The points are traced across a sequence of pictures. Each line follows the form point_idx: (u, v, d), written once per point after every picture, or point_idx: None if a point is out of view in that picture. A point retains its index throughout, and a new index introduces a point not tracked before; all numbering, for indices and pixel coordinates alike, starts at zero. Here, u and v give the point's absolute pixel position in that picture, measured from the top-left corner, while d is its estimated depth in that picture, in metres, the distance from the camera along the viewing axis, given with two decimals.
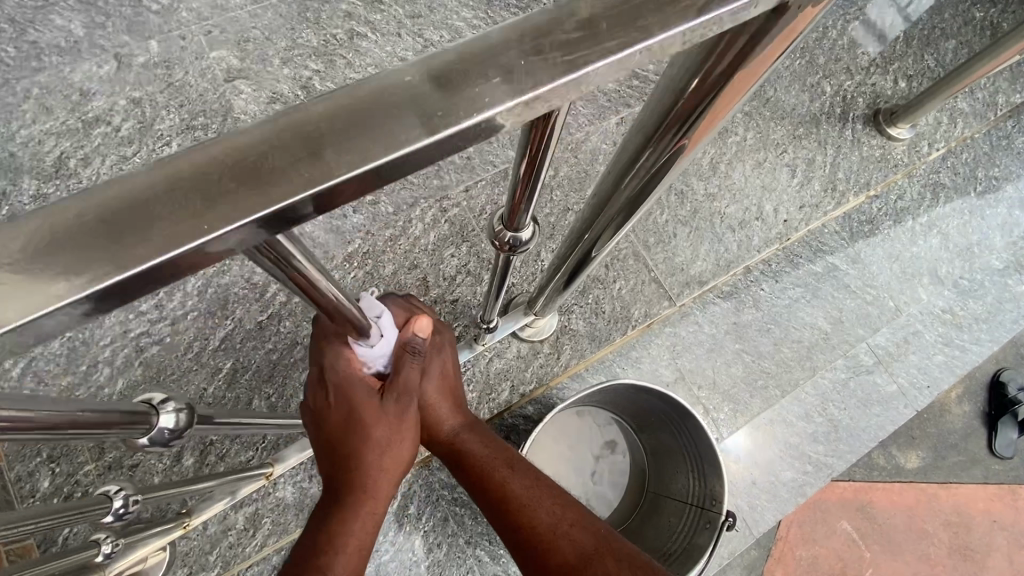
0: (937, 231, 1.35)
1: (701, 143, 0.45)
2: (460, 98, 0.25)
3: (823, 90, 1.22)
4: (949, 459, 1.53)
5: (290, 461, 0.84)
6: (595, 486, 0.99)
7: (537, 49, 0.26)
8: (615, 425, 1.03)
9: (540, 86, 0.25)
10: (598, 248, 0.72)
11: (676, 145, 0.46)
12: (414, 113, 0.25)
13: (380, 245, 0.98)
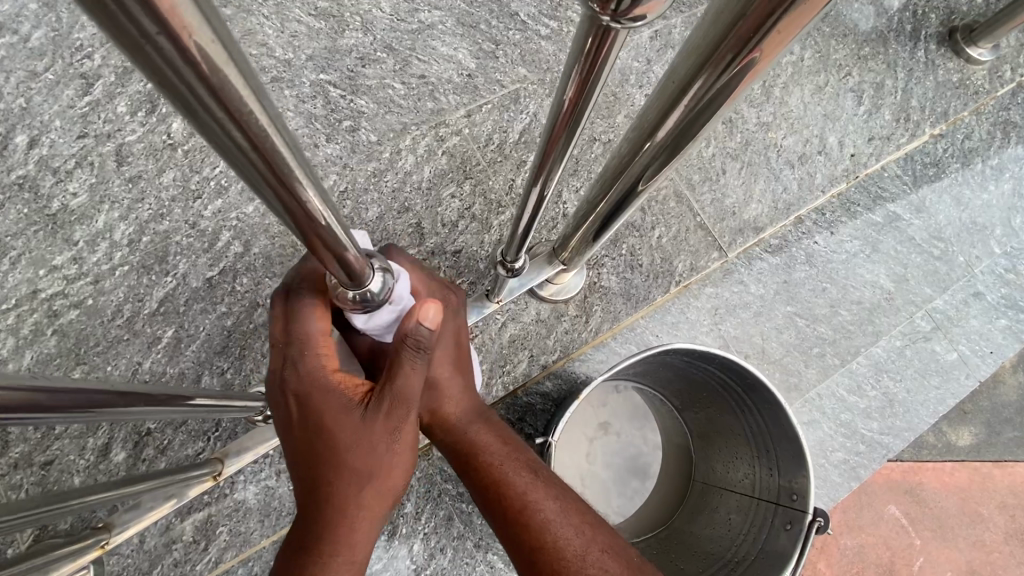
0: (1006, 176, 1.17)
1: (771, 60, 0.33)
2: None
3: (890, 3, 1.03)
4: (1004, 435, 1.37)
5: (247, 457, 0.65)
6: (600, 478, 0.81)
7: None
8: (652, 404, 0.86)
9: None
10: (658, 169, 0.50)
11: (745, 56, 0.33)
12: None
13: (362, 183, 0.79)
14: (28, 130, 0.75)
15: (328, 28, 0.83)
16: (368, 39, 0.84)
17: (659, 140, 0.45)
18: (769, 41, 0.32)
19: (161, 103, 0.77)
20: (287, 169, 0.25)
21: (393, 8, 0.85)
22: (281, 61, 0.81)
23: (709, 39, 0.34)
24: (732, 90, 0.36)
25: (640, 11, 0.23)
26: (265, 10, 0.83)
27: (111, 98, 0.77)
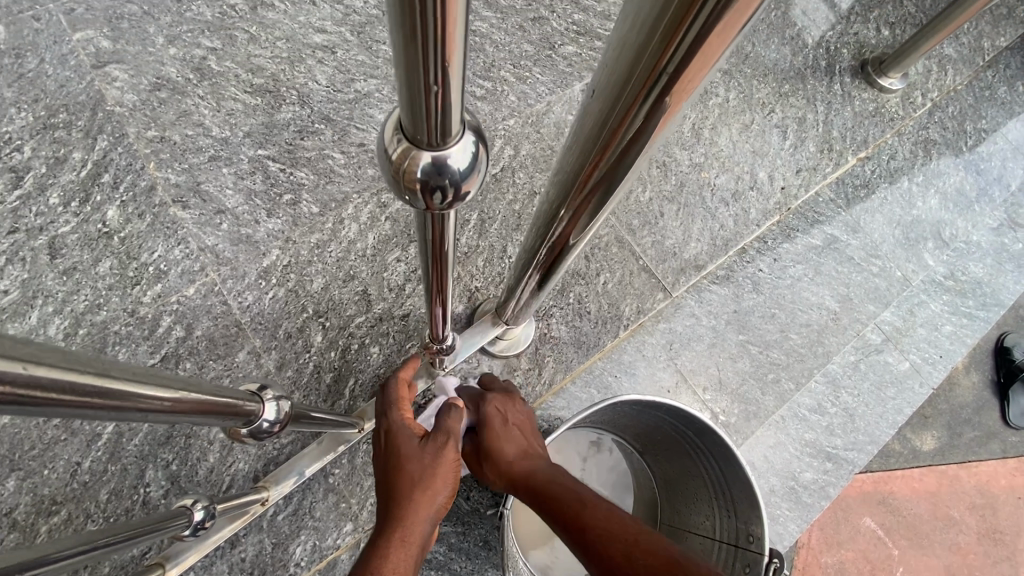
0: (934, 190, 1.24)
1: (674, 115, 0.36)
2: None
3: (805, 42, 1.10)
4: (965, 437, 1.41)
5: (188, 558, 0.62)
6: None
7: None
8: (626, 459, 0.86)
9: None
10: (587, 219, 0.52)
11: (647, 115, 0.36)
12: None
13: (304, 254, 0.79)
14: None
15: (265, 104, 0.85)
16: (306, 111, 0.85)
17: (587, 181, 0.46)
18: (661, 105, 0.34)
19: (95, 191, 0.78)
20: (90, 386, 0.23)
21: (330, 81, 0.88)
22: (217, 140, 0.82)
23: (610, 92, 0.36)
24: (641, 144, 0.39)
25: (462, 191, 0.25)
26: (201, 90, 0.84)
27: (44, 190, 0.76)
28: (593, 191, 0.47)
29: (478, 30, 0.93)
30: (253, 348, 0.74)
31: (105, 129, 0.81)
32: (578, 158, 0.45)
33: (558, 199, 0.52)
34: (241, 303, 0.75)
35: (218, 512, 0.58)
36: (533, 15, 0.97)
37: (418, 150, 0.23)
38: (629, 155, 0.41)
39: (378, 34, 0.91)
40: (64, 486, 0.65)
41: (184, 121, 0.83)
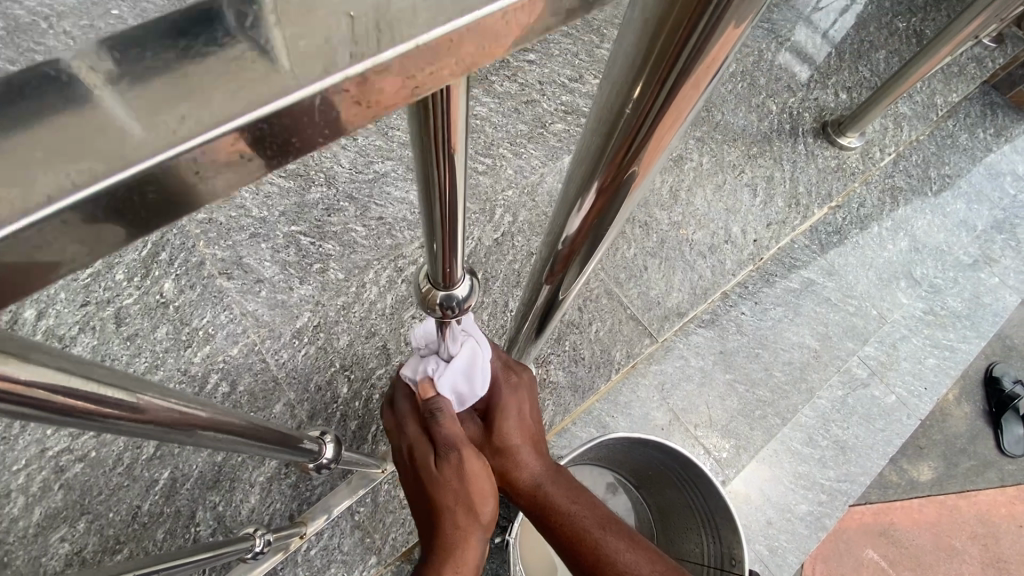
0: (903, 234, 1.35)
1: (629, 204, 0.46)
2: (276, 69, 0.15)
3: (769, 109, 1.24)
4: (962, 465, 1.45)
5: None
6: None
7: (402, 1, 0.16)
8: (626, 497, 0.92)
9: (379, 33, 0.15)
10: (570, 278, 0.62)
11: (605, 204, 0.46)
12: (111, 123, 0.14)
13: (332, 315, 0.90)
14: (36, 304, 0.86)
15: (297, 185, 0.98)
16: (331, 191, 0.99)
17: (572, 246, 0.55)
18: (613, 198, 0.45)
19: (154, 267, 0.90)
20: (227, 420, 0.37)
21: (352, 163, 1.01)
22: (256, 219, 0.95)
23: (571, 193, 0.47)
24: (603, 224, 0.50)
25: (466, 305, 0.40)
26: None
27: (109, 267, 0.89)
28: (570, 259, 0.57)
29: (479, 114, 1.08)
30: (289, 400, 0.85)
31: None
32: (554, 236, 0.55)
33: (544, 266, 0.62)
34: (278, 360, 0.87)
35: (270, 540, 0.68)
36: (526, 99, 1.12)
37: (436, 288, 0.38)
38: (596, 232, 0.51)
39: (392, 122, 1.06)
40: (127, 527, 0.75)
41: (228, 204, 0.96)
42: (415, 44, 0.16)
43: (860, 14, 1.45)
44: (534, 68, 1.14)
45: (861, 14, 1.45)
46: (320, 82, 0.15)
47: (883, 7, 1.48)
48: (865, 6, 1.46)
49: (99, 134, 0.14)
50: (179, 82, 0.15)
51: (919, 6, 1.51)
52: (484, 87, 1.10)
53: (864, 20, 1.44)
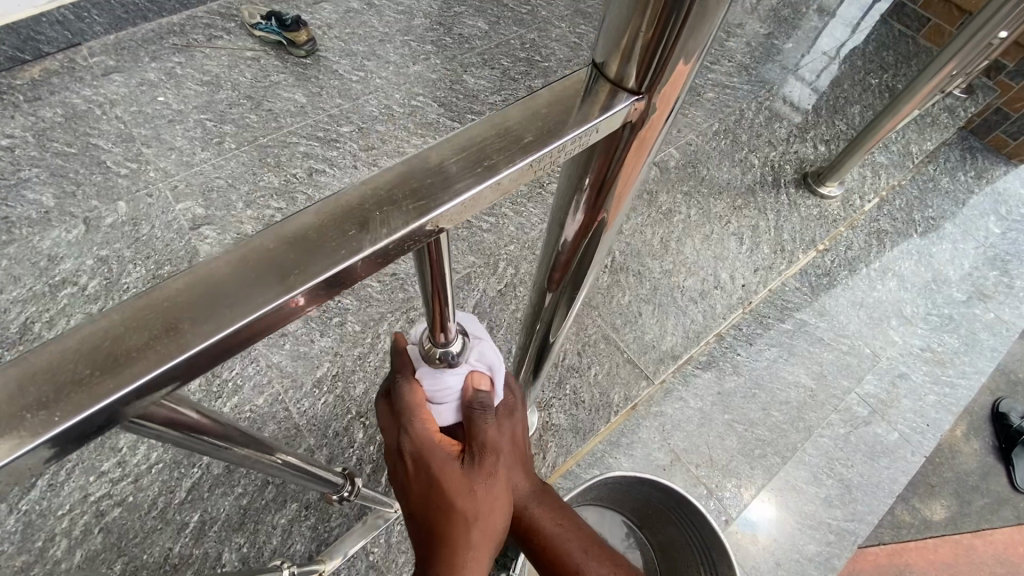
0: (892, 274, 1.41)
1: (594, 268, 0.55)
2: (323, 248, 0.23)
3: (752, 163, 1.35)
4: (976, 504, 1.44)
5: None
6: None
7: (392, 199, 0.25)
8: (629, 535, 0.95)
9: (396, 230, 0.24)
10: (555, 332, 0.70)
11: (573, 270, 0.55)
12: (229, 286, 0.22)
13: (349, 365, 0.98)
14: None
15: None
16: None
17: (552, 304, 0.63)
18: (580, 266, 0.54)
19: None
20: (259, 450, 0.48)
21: None
22: None
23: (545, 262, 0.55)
24: (576, 287, 0.58)
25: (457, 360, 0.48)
26: None
27: None
28: (552, 315, 0.66)
29: None
30: (309, 445, 0.91)
31: None
32: (537, 296, 0.64)
33: (531, 320, 0.70)
34: (299, 408, 0.94)
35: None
36: None
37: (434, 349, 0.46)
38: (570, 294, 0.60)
39: None
40: (158, 568, 0.80)
41: None
42: (411, 228, 0.24)
43: (834, 74, 1.58)
44: None
45: (835, 73, 1.58)
46: (357, 254, 0.23)
47: (854, 66, 1.61)
48: (838, 67, 1.60)
49: (223, 282, 0.22)
50: (267, 251, 0.23)
51: (889, 64, 1.63)
52: None
53: (838, 78, 1.57)
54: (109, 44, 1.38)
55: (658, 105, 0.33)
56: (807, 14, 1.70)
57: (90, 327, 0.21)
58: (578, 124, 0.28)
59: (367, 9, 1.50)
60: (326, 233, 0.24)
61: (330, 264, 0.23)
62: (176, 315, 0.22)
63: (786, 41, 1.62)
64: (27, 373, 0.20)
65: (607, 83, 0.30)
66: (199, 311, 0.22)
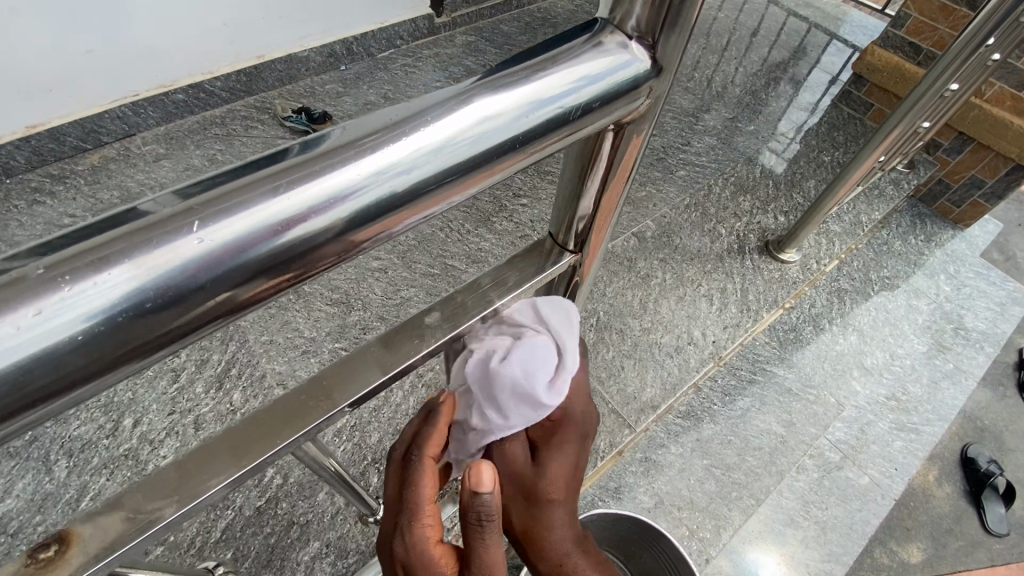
0: (853, 329, 1.56)
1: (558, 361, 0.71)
2: (401, 349, 0.42)
3: (719, 233, 1.54)
4: (951, 546, 1.52)
5: None
6: None
7: (436, 321, 0.43)
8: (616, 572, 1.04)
9: (441, 337, 0.42)
10: None
11: None
12: (354, 373, 0.40)
13: (365, 416, 1.11)
14: (134, 414, 1.08)
15: (339, 311, 1.25)
16: (367, 314, 1.25)
17: None
18: None
19: (227, 380, 1.14)
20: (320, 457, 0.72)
21: (384, 292, 1.29)
22: (307, 339, 1.20)
23: None
24: None
25: None
26: (297, 307, 1.25)
27: (192, 382, 1.13)
28: None
29: (483, 248, 1.40)
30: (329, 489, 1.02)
31: (235, 337, 1.20)
32: None
33: None
34: None
35: None
36: (520, 234, 1.44)
37: None
38: None
39: (414, 258, 1.36)
40: None
41: (286, 328, 1.22)
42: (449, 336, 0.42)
43: (793, 151, 1.79)
44: (527, 209, 1.50)
45: (794, 151, 1.79)
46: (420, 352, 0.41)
47: (810, 145, 1.83)
48: (796, 145, 1.81)
49: (348, 371, 0.40)
50: (371, 351, 0.42)
51: (840, 142, 1.86)
52: (487, 228, 1.44)
53: (797, 155, 1.78)
54: (159, 133, 1.58)
55: (591, 253, 0.53)
56: (767, 100, 1.94)
57: (283, 401, 0.39)
58: (539, 271, 0.49)
59: (384, 101, 1.74)
60: (400, 342, 0.42)
61: (405, 357, 0.41)
62: (327, 385, 0.40)
63: (748, 125, 1.84)
64: (256, 418, 0.38)
65: (557, 246, 0.52)
66: (339, 383, 0.40)
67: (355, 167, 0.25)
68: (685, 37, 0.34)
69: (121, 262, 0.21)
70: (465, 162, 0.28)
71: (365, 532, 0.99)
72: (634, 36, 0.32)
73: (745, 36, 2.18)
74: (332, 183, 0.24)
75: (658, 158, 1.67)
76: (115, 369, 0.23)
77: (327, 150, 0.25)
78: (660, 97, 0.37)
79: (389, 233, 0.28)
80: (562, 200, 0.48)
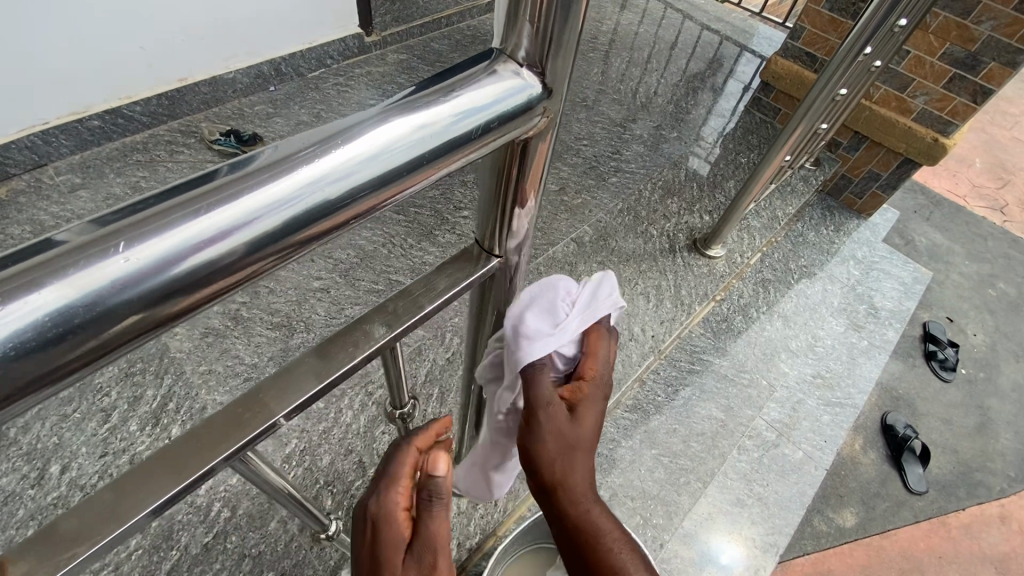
0: (778, 315, 1.68)
1: None
2: (337, 357, 0.43)
3: (651, 234, 1.64)
4: (880, 508, 1.65)
5: None
6: None
7: (370, 329, 0.45)
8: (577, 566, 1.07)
9: (376, 342, 0.44)
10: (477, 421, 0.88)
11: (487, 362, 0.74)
12: (291, 382, 0.42)
13: (315, 439, 1.09)
14: (61, 460, 1.01)
15: (282, 334, 1.23)
16: (311, 335, 1.23)
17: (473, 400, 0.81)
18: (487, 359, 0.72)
19: (164, 415, 1.09)
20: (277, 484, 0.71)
21: (327, 311, 1.28)
22: (248, 365, 1.17)
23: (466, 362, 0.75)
24: None
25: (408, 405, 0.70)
26: (236, 333, 1.22)
27: (125, 421, 1.07)
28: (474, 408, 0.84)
29: (427, 261, 1.41)
30: (281, 517, 0.99)
31: (170, 369, 1.15)
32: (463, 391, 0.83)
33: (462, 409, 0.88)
34: None
35: None
36: (462, 245, 1.47)
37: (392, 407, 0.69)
38: None
39: (358, 276, 1.35)
40: None
41: (225, 356, 1.18)
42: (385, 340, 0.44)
43: (714, 155, 1.92)
44: (468, 220, 1.53)
45: (714, 154, 1.93)
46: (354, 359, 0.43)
47: (728, 147, 1.97)
48: (716, 149, 1.95)
49: (285, 381, 0.42)
50: (307, 360, 0.43)
51: (754, 144, 2.01)
52: (430, 241, 1.46)
53: (717, 158, 1.91)
54: (74, 162, 1.50)
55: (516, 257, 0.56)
56: (687, 108, 2.08)
57: (218, 415, 0.40)
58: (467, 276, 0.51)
59: (316, 121, 1.73)
60: (336, 350, 0.43)
61: (341, 364, 0.42)
62: (262, 398, 0.41)
63: (671, 131, 1.96)
64: (192, 435, 0.39)
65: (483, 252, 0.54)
66: (274, 395, 0.41)
67: (279, 185, 0.27)
68: (571, 60, 0.38)
69: (42, 285, 0.22)
70: (381, 176, 0.30)
71: (321, 558, 0.97)
72: (526, 65, 0.36)
73: (664, 48, 2.32)
74: (256, 200, 0.26)
75: (590, 167, 1.76)
76: (33, 395, 0.23)
77: (251, 170, 0.27)
78: (557, 110, 0.41)
79: (316, 240, 0.30)
80: (484, 210, 0.51)
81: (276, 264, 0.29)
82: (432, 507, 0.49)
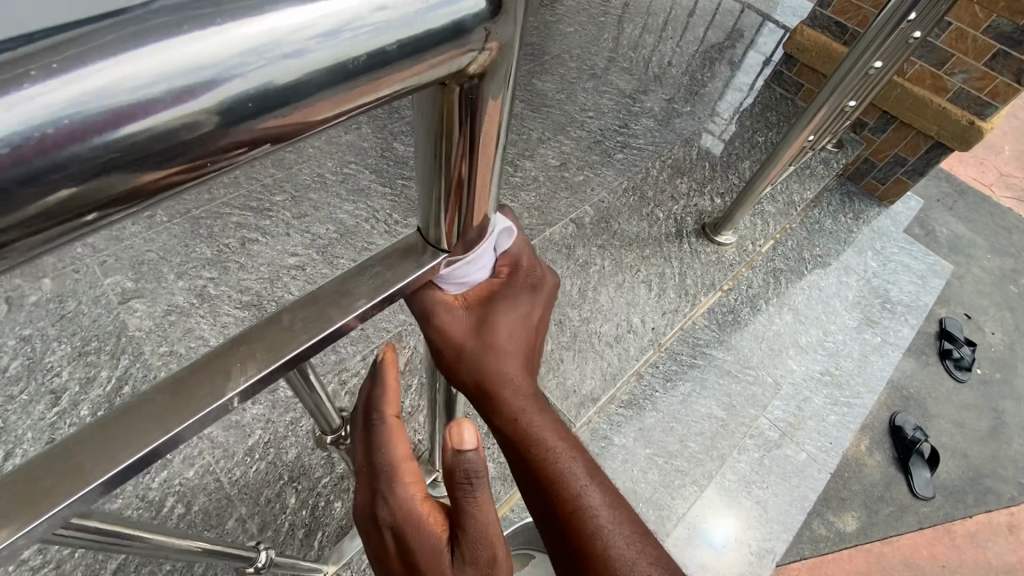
0: (788, 308, 1.58)
1: None
2: (200, 391, 0.33)
3: (657, 217, 1.52)
4: (882, 513, 1.58)
5: None
6: None
7: (252, 352, 0.35)
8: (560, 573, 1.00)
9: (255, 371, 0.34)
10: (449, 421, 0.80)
11: None
12: (133, 427, 0.31)
13: (281, 431, 1.00)
14: (4, 445, 0.94)
15: (251, 315, 1.13)
16: None
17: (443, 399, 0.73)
18: None
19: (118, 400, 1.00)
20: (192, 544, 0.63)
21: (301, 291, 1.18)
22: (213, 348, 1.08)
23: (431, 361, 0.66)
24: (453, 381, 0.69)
25: None
26: (202, 311, 1.12)
27: (76, 405, 0.99)
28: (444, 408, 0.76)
29: None
30: (240, 514, 0.92)
31: (127, 349, 1.06)
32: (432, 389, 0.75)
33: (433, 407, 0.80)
34: (231, 477, 0.95)
35: None
36: None
37: None
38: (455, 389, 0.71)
39: (337, 253, 1.25)
40: None
41: (188, 336, 1.09)
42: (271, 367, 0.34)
43: (729, 132, 1.79)
44: None
45: (729, 132, 1.79)
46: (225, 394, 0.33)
47: (744, 125, 1.83)
48: (731, 126, 1.81)
49: (122, 426, 0.31)
50: (152, 401, 0.32)
51: (773, 122, 1.87)
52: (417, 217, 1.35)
53: (732, 136, 1.78)
54: None
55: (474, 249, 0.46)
56: (703, 80, 1.93)
57: (18, 477, 0.29)
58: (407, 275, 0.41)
59: None
60: (202, 381, 0.33)
61: (205, 400, 0.32)
62: (78, 459, 0.30)
63: (685, 105, 1.82)
64: None
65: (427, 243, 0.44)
66: (99, 448, 0.30)
67: (183, 48, 0.18)
68: None
69: None
70: (333, 66, 0.21)
71: (282, 560, 0.90)
72: None
73: (681, 15, 2.15)
74: (96, 83, 0.17)
75: (595, 141, 1.63)
76: None
77: (98, 34, 0.18)
78: (515, 39, 0.29)
79: (215, 161, 0.21)
80: (425, 190, 0.40)
81: (200, 173, 0.21)
82: (465, 493, 0.45)
